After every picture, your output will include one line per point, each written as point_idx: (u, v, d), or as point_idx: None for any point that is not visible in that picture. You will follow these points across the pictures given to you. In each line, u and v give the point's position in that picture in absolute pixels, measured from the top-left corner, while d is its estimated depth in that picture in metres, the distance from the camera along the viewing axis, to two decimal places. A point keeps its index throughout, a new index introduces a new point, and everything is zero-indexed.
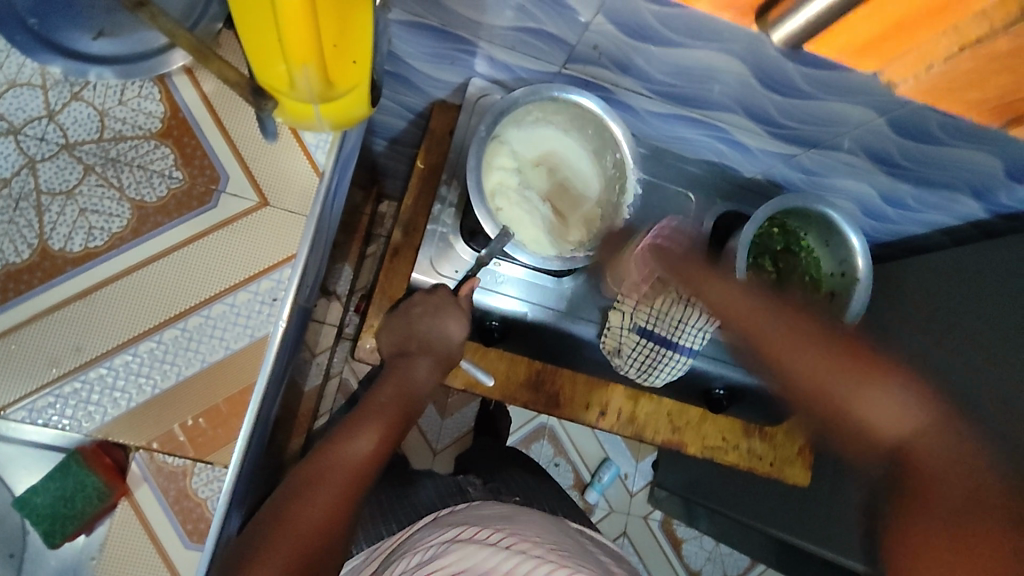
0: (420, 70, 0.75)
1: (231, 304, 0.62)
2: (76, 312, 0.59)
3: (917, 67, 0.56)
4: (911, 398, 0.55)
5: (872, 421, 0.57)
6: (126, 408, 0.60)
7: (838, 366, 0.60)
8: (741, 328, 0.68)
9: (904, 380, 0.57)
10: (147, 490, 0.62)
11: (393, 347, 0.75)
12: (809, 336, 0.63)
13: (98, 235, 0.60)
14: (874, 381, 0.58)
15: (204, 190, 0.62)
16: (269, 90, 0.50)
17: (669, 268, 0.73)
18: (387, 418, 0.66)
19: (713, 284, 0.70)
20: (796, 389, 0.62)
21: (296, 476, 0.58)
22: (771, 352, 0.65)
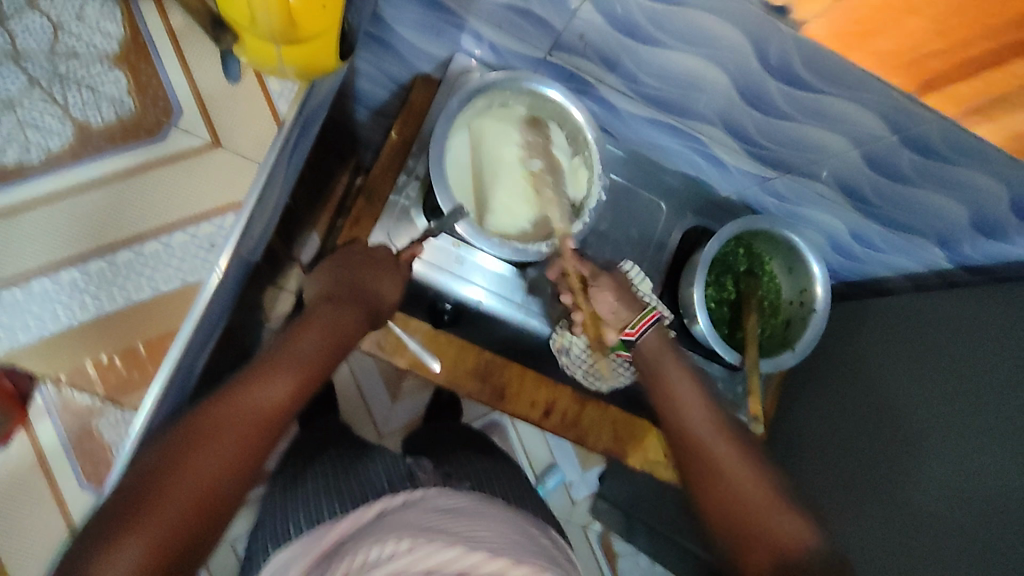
0: (404, 37, 0.73)
1: (168, 242, 0.70)
2: (52, 212, 0.68)
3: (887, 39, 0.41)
4: (809, 522, 0.59)
5: (781, 534, 0.58)
6: (68, 324, 0.68)
7: (753, 463, 0.65)
8: (691, 432, 0.69)
9: (777, 481, 0.64)
10: (46, 424, 0.69)
11: (321, 290, 0.68)
12: (730, 437, 0.68)
13: (33, 150, 0.67)
14: (784, 507, 0.60)
15: (153, 122, 0.69)
16: (230, 23, 0.48)
17: (666, 354, 0.74)
18: (306, 366, 0.59)
19: (685, 378, 0.73)
20: (720, 496, 0.64)
21: (192, 423, 0.51)
22: (682, 433, 0.69)
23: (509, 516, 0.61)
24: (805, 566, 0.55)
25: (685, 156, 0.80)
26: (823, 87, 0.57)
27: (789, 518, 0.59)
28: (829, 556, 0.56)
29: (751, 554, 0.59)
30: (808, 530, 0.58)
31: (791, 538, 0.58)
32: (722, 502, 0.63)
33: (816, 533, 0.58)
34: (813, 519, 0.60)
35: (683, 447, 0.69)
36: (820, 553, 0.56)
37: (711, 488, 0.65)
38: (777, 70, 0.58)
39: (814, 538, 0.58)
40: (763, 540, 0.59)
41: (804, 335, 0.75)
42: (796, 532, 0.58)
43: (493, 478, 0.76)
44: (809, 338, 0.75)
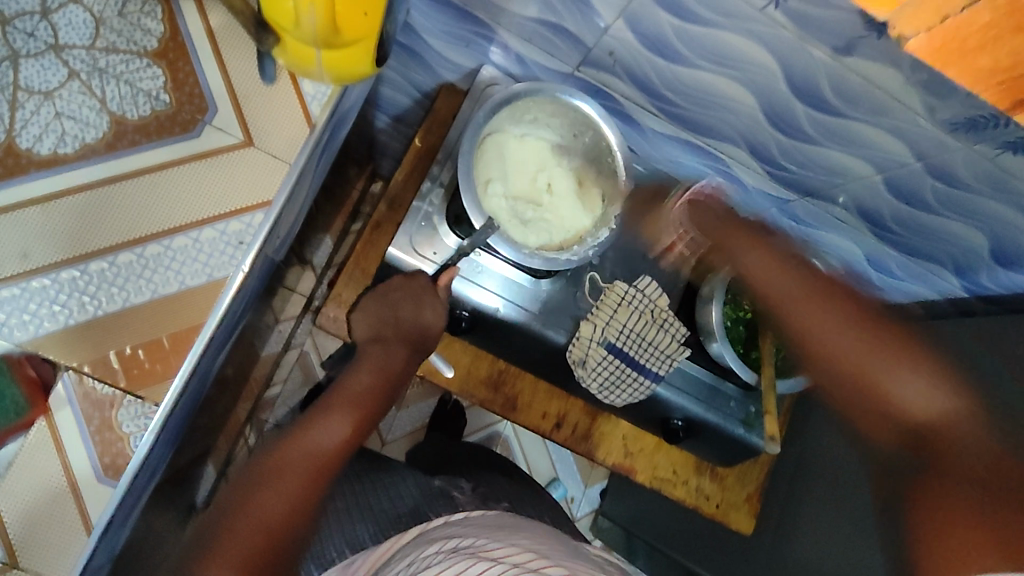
0: (434, 47, 0.74)
1: (195, 238, 0.61)
2: (63, 208, 0.59)
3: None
4: (938, 377, 0.53)
5: (907, 408, 0.53)
6: (64, 324, 0.59)
7: (870, 343, 0.55)
8: (775, 301, 0.62)
9: (903, 347, 0.54)
10: (68, 413, 0.63)
11: (367, 332, 0.73)
12: (842, 299, 0.59)
13: (70, 141, 0.60)
14: (904, 363, 0.54)
15: (189, 118, 0.62)
16: (272, 26, 0.49)
17: (716, 216, 0.70)
18: (358, 409, 0.63)
19: (752, 247, 0.66)
20: (845, 362, 0.56)
21: (257, 467, 0.56)
22: (786, 310, 0.61)
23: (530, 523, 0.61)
24: (965, 450, 0.50)
25: (705, 174, 0.80)
26: (852, 112, 0.58)
27: (906, 384, 0.53)
28: (983, 428, 0.51)
29: (876, 426, 0.55)
30: (943, 391, 0.52)
31: (919, 412, 0.52)
32: (824, 367, 0.57)
33: (951, 390, 0.52)
34: (946, 368, 0.54)
35: (767, 312, 0.63)
36: (970, 417, 0.51)
37: (816, 360, 0.58)
38: (804, 93, 0.58)
39: (946, 397, 0.52)
40: (891, 419, 0.54)
41: None
42: (975, 443, 0.50)
43: (521, 497, 0.78)
44: None
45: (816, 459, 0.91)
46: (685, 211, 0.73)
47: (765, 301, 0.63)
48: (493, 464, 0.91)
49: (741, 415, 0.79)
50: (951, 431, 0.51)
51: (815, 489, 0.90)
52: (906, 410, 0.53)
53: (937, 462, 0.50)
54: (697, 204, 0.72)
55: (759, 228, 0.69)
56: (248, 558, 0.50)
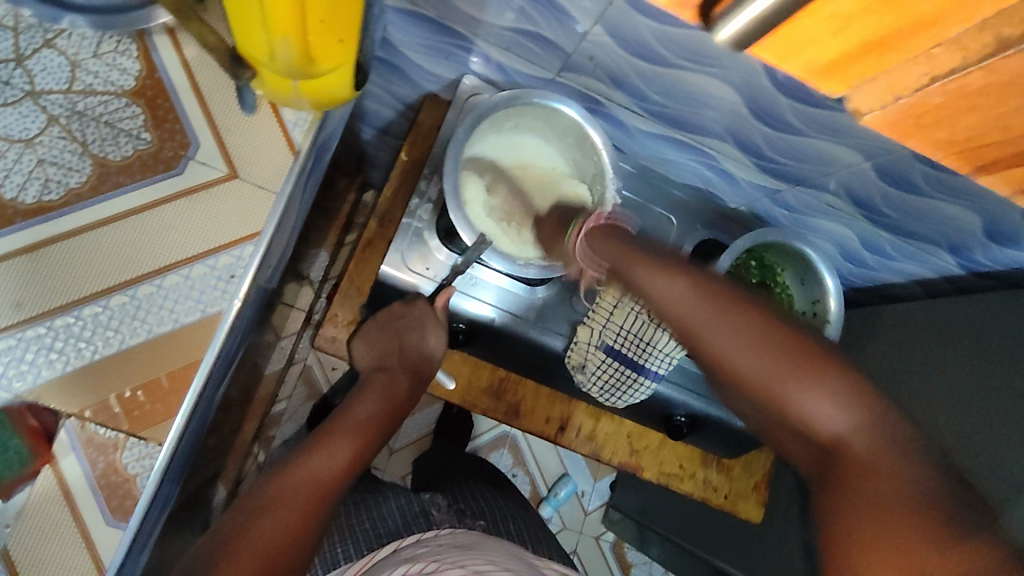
0: (415, 60, 0.73)
1: (186, 275, 0.64)
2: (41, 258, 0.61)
3: (885, 97, 0.47)
4: (839, 390, 0.46)
5: (812, 418, 0.47)
6: (61, 371, 0.61)
7: (782, 361, 0.48)
8: (674, 313, 0.55)
9: (832, 371, 0.47)
10: (73, 459, 0.64)
11: (372, 361, 0.74)
12: (726, 307, 0.52)
13: (54, 188, 0.62)
14: (810, 375, 0.47)
15: (172, 155, 0.64)
16: (248, 59, 0.49)
17: (622, 252, 0.61)
18: (361, 436, 0.64)
19: (659, 271, 0.57)
20: (744, 382, 0.50)
21: (259, 494, 0.56)
22: (696, 334, 0.53)
23: (507, 546, 0.61)
24: (874, 465, 0.44)
25: (695, 169, 0.80)
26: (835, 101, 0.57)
27: (812, 399, 0.47)
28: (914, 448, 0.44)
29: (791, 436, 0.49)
30: (853, 402, 0.46)
31: (827, 428, 0.46)
32: (743, 390, 0.51)
33: (860, 400, 0.46)
34: (859, 379, 0.47)
35: (676, 331, 0.55)
36: (888, 439, 0.44)
37: (736, 380, 0.51)
38: (787, 88, 0.58)
39: (860, 410, 0.45)
40: (796, 427, 0.48)
41: None
42: (891, 480, 0.43)
43: (504, 511, 0.79)
44: None
45: None
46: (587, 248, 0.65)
47: (679, 326, 0.54)
48: (494, 479, 0.91)
49: None
50: (855, 449, 0.45)
51: None
52: (818, 427, 0.47)
53: (855, 489, 0.44)
54: (596, 237, 0.65)
55: (655, 249, 0.61)
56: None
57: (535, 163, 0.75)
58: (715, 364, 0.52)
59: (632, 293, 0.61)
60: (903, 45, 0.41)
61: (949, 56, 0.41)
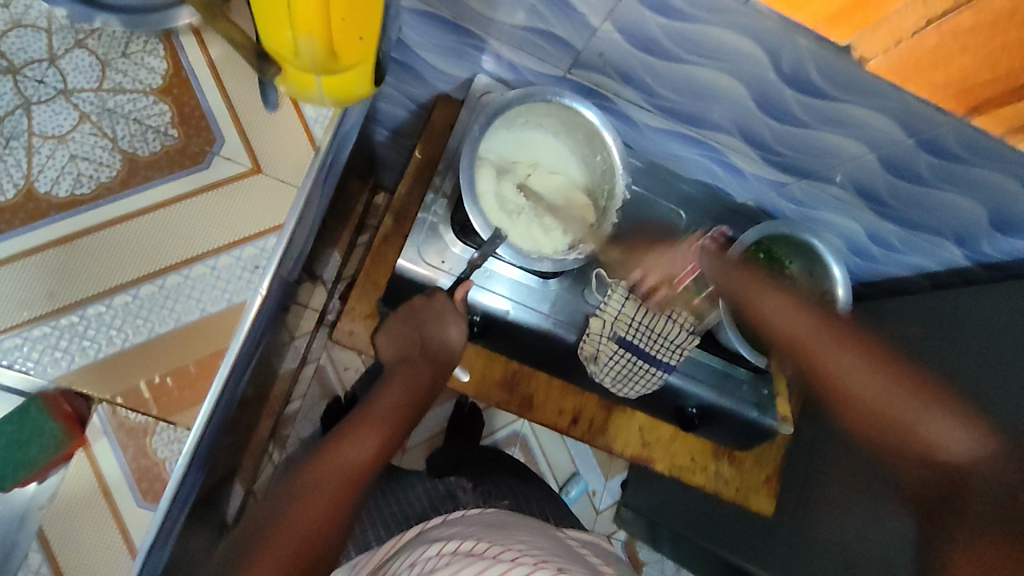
0: (428, 61, 0.76)
1: (213, 267, 0.66)
2: (75, 248, 0.64)
3: (888, 43, 0.49)
4: (959, 415, 0.60)
5: (945, 447, 0.60)
6: (93, 357, 0.64)
7: (899, 387, 0.63)
8: (792, 340, 0.69)
9: (935, 395, 0.62)
10: (105, 442, 0.68)
11: (395, 353, 0.76)
12: (843, 345, 0.66)
13: (86, 182, 0.65)
14: (924, 399, 0.62)
15: (198, 150, 0.67)
16: (273, 56, 0.51)
17: (734, 270, 0.73)
18: (387, 427, 0.66)
19: (761, 291, 0.71)
20: (869, 399, 0.64)
21: (293, 484, 0.58)
22: (830, 380, 0.66)
23: (536, 523, 0.62)
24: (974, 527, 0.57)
25: (703, 163, 0.82)
26: (839, 93, 0.59)
27: (927, 418, 0.61)
28: (1007, 459, 0.58)
29: (879, 438, 0.64)
30: (974, 438, 0.59)
31: (948, 449, 0.60)
32: (849, 412, 0.66)
33: (979, 433, 0.59)
34: (973, 414, 0.61)
35: (793, 355, 0.69)
36: (989, 459, 0.59)
37: (841, 401, 0.66)
38: (792, 80, 0.60)
39: (974, 440, 0.59)
40: (904, 438, 0.62)
41: None
42: (987, 475, 0.58)
43: (529, 492, 0.83)
44: None
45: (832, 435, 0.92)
46: (702, 259, 0.76)
47: (788, 340, 0.69)
48: (513, 468, 0.93)
49: (755, 398, 0.80)
50: (973, 470, 0.59)
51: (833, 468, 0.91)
52: (935, 444, 0.61)
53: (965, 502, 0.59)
54: (714, 253, 0.76)
55: (763, 272, 0.73)
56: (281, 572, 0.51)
57: (546, 157, 0.76)
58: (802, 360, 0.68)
59: (730, 315, 0.74)
60: None
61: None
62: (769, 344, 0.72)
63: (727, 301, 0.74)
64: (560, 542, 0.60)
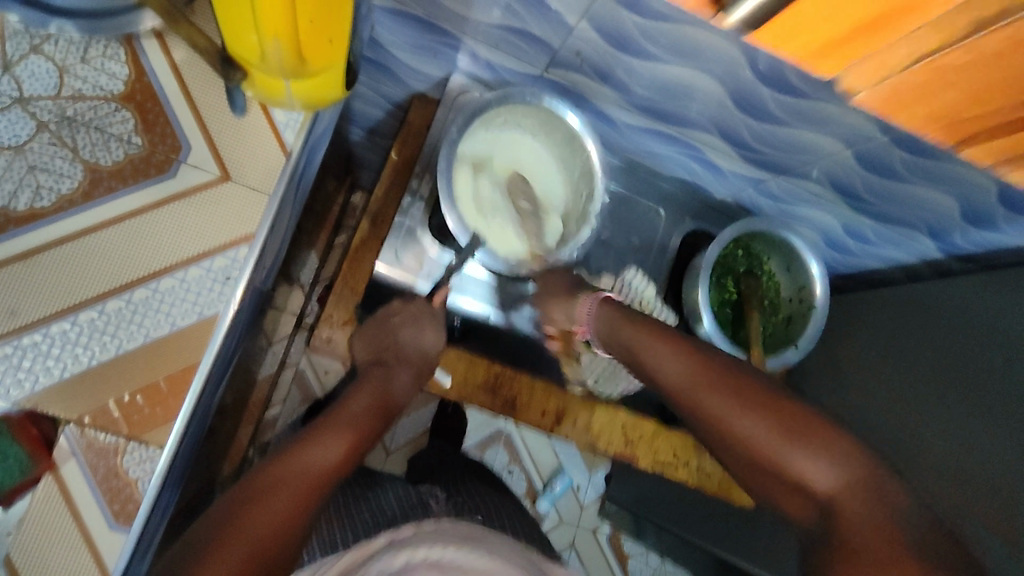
0: (402, 60, 0.74)
1: (182, 279, 0.64)
2: (33, 265, 0.60)
3: (875, 77, 0.52)
4: (824, 449, 0.53)
5: (810, 479, 0.53)
6: (59, 377, 0.61)
7: (777, 429, 0.55)
8: (677, 387, 0.61)
9: (813, 424, 0.55)
10: (74, 466, 0.63)
11: (368, 357, 0.73)
12: (716, 381, 0.59)
13: (45, 195, 0.61)
14: (799, 437, 0.54)
15: (163, 159, 0.64)
16: (239, 61, 0.49)
17: (619, 322, 0.68)
18: (357, 430, 0.64)
19: (656, 340, 0.63)
20: (750, 448, 0.56)
21: (252, 483, 0.56)
22: (717, 422, 0.58)
23: (510, 545, 0.62)
24: (866, 547, 0.48)
25: (681, 161, 0.81)
26: (814, 93, 0.59)
27: (810, 460, 0.53)
28: (902, 512, 0.49)
29: (784, 490, 0.55)
30: (837, 466, 0.52)
31: (815, 485, 0.52)
32: (730, 446, 0.58)
33: (847, 461, 0.52)
34: (835, 438, 0.54)
35: (685, 409, 0.61)
36: (867, 484, 0.50)
37: (733, 441, 0.57)
38: (769, 80, 0.59)
39: (844, 471, 0.52)
40: (800, 487, 0.54)
41: (806, 331, 0.78)
42: (868, 517, 0.49)
43: (497, 509, 0.80)
44: (810, 334, 0.78)
45: None
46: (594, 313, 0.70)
47: (675, 392, 0.61)
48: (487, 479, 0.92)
49: None
50: (841, 502, 0.51)
51: None
52: (805, 482, 0.53)
53: (847, 568, 0.48)
54: (609, 304, 0.70)
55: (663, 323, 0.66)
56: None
57: (523, 158, 0.75)
58: (728, 434, 0.57)
59: (629, 362, 0.67)
60: (894, 25, 0.45)
61: (934, 38, 0.46)
62: (655, 387, 0.65)
63: (622, 352, 0.68)
64: (533, 565, 0.60)
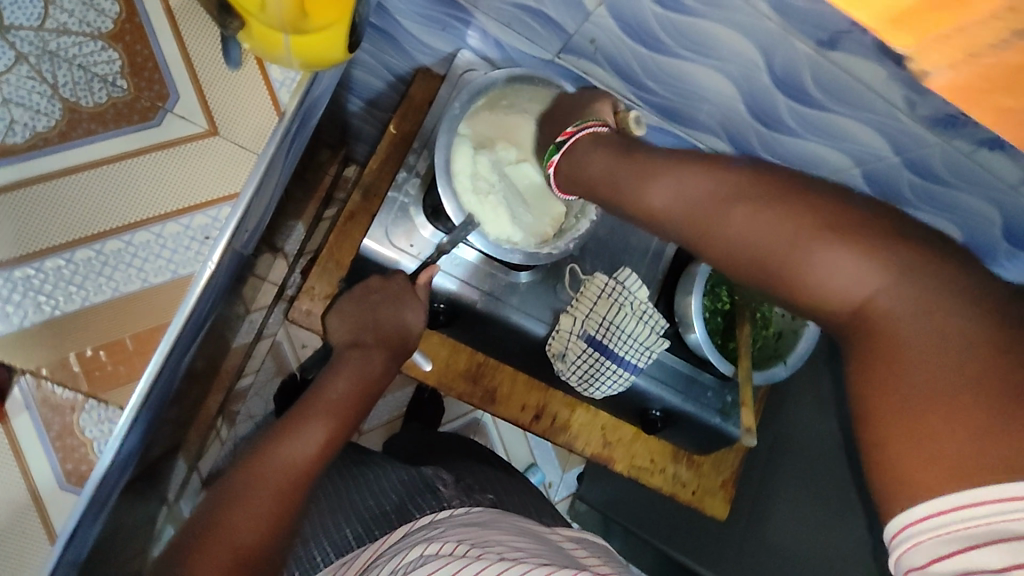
0: (410, 30, 0.71)
1: (158, 234, 0.60)
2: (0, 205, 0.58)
3: (952, 58, 0.36)
4: (861, 241, 0.40)
5: (828, 284, 0.41)
6: (19, 326, 0.58)
7: (799, 218, 0.43)
8: (676, 219, 0.50)
9: (868, 233, 0.41)
10: (26, 419, 0.61)
11: (346, 337, 0.71)
12: (731, 193, 0.47)
13: (19, 130, 0.58)
14: (821, 234, 0.41)
15: (148, 106, 0.60)
16: (238, 9, 0.46)
17: (611, 142, 0.58)
18: (337, 416, 0.62)
19: (653, 176, 0.51)
20: (757, 262, 0.44)
21: (229, 484, 0.54)
22: (716, 233, 0.47)
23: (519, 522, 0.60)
24: (902, 296, 0.39)
25: None
26: (830, 105, 0.57)
27: (833, 260, 0.41)
28: (944, 307, 0.37)
29: (821, 312, 0.43)
30: (872, 258, 0.40)
31: (850, 288, 0.41)
32: (755, 274, 0.45)
33: (884, 253, 0.40)
34: (865, 235, 0.41)
35: (688, 241, 0.49)
36: (908, 287, 0.39)
37: (728, 261, 0.46)
38: (785, 85, 0.57)
39: (881, 263, 0.40)
40: (814, 288, 0.42)
41: (797, 349, 0.78)
42: (929, 327, 0.37)
43: (505, 487, 0.77)
44: (800, 352, 0.78)
45: (794, 442, 0.92)
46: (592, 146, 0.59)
47: (680, 223, 0.49)
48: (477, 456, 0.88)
49: (718, 405, 0.80)
50: (899, 309, 0.39)
51: (790, 476, 0.91)
52: (828, 288, 0.41)
53: (887, 362, 0.38)
54: (605, 141, 0.58)
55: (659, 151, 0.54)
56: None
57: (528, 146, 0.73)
58: (729, 250, 0.46)
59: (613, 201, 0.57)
60: None
61: None
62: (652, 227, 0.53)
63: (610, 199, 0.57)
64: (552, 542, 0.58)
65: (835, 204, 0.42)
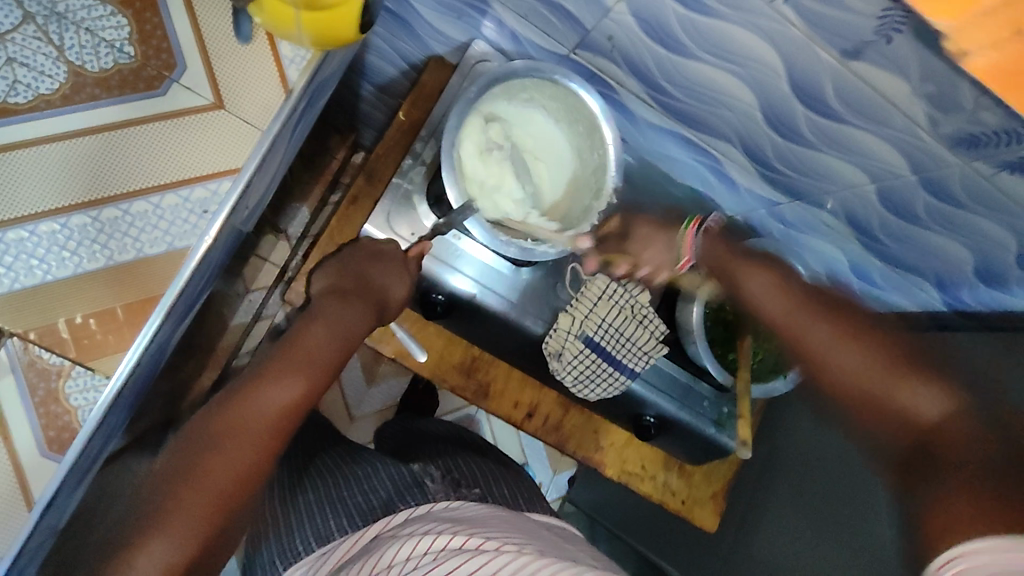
0: (425, 17, 0.70)
1: (156, 204, 0.60)
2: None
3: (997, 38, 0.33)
4: (937, 381, 0.49)
5: (915, 415, 0.49)
6: (9, 287, 0.58)
7: (884, 359, 0.51)
8: (782, 323, 0.59)
9: (934, 374, 0.50)
10: (11, 382, 0.59)
11: (326, 286, 0.68)
12: (834, 319, 0.56)
13: (22, 91, 0.57)
14: (912, 376, 0.50)
15: (154, 75, 0.60)
16: None
17: (723, 250, 0.67)
18: (311, 366, 0.60)
19: (757, 272, 0.64)
20: (850, 380, 0.53)
21: (200, 431, 0.54)
22: (817, 349, 0.55)
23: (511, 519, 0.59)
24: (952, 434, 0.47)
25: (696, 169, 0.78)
26: (849, 118, 0.56)
27: (924, 392, 0.49)
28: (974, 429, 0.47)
29: (890, 430, 0.51)
30: (944, 394, 0.49)
31: (922, 415, 0.49)
32: (844, 400, 0.53)
33: (955, 394, 0.49)
34: (949, 388, 0.49)
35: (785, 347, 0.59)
36: (961, 424, 0.47)
37: (820, 369, 0.55)
38: (804, 94, 0.56)
39: (952, 400, 0.48)
40: (897, 418, 0.50)
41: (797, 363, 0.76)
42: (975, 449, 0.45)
43: (494, 479, 0.75)
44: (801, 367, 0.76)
45: (787, 460, 0.91)
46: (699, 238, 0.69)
47: (775, 324, 0.60)
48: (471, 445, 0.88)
49: (714, 415, 0.79)
50: (947, 430, 0.48)
51: (781, 492, 0.90)
52: (912, 413, 0.49)
53: (945, 463, 0.46)
54: (710, 234, 0.68)
55: (766, 253, 0.65)
56: (184, 537, 0.50)
57: (539, 141, 0.72)
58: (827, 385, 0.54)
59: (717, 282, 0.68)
60: None
61: None
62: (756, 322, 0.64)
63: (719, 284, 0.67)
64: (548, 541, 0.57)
65: (931, 355, 0.52)
